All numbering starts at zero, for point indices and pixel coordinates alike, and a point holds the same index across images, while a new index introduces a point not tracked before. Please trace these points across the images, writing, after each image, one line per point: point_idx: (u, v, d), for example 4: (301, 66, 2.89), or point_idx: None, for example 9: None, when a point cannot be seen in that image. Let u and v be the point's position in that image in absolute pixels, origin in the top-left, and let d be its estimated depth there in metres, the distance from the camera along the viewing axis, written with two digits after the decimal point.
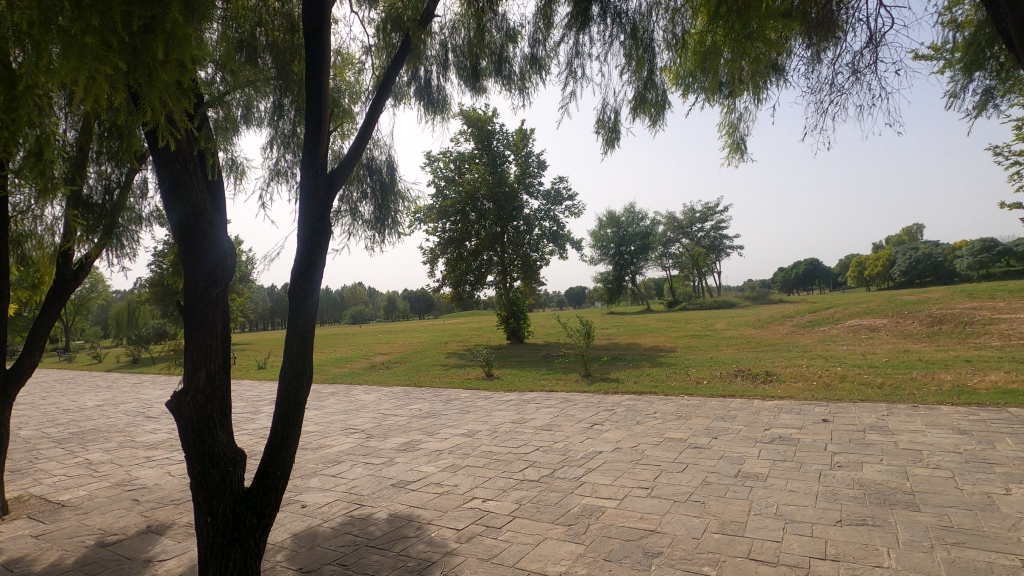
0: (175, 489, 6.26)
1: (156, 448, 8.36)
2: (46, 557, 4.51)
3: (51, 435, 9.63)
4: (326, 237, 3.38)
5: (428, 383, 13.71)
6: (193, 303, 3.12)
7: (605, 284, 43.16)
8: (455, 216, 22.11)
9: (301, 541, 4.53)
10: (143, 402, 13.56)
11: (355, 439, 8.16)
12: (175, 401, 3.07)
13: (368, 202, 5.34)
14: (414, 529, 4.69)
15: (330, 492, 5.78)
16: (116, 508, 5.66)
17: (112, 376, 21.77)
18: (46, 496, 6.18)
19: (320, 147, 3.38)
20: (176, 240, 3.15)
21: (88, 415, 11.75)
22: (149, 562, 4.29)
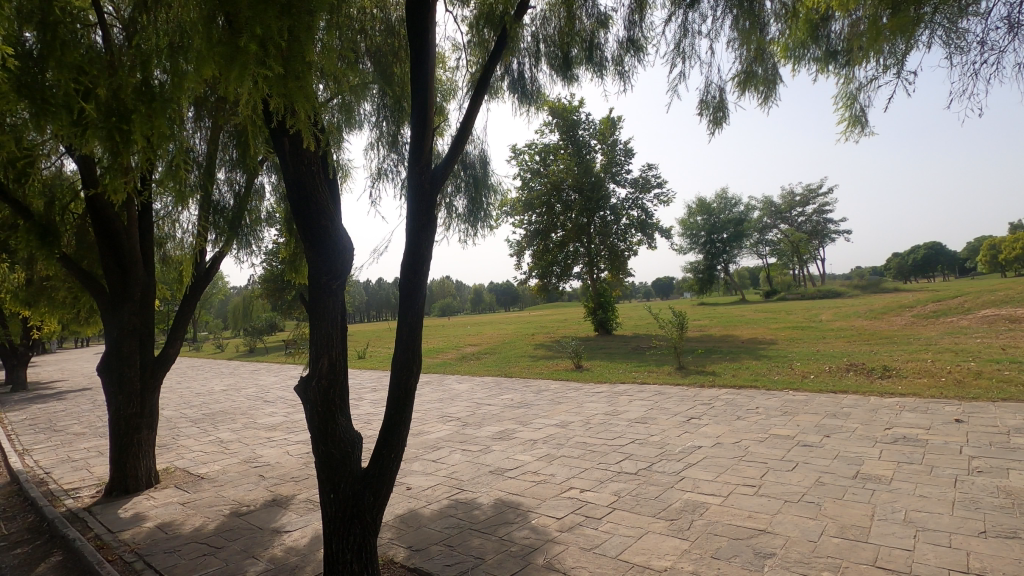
0: (294, 466, 6.82)
1: (275, 429, 9.14)
2: (192, 523, 5.09)
3: (189, 415, 10.82)
4: (433, 231, 3.50)
5: (518, 374, 13.89)
6: (317, 295, 3.36)
7: (696, 274, 41.43)
8: (540, 209, 22.17)
9: (409, 521, 4.78)
10: (261, 388, 14.87)
11: (452, 426, 8.45)
12: (302, 385, 3.33)
13: (462, 196, 5.46)
14: (515, 515, 4.79)
15: (432, 476, 6.05)
16: (246, 482, 6.26)
17: (234, 364, 24.10)
18: (188, 469, 6.96)
19: (428, 143, 3.51)
20: (303, 236, 3.39)
21: (217, 399, 13.08)
22: (277, 532, 4.71)
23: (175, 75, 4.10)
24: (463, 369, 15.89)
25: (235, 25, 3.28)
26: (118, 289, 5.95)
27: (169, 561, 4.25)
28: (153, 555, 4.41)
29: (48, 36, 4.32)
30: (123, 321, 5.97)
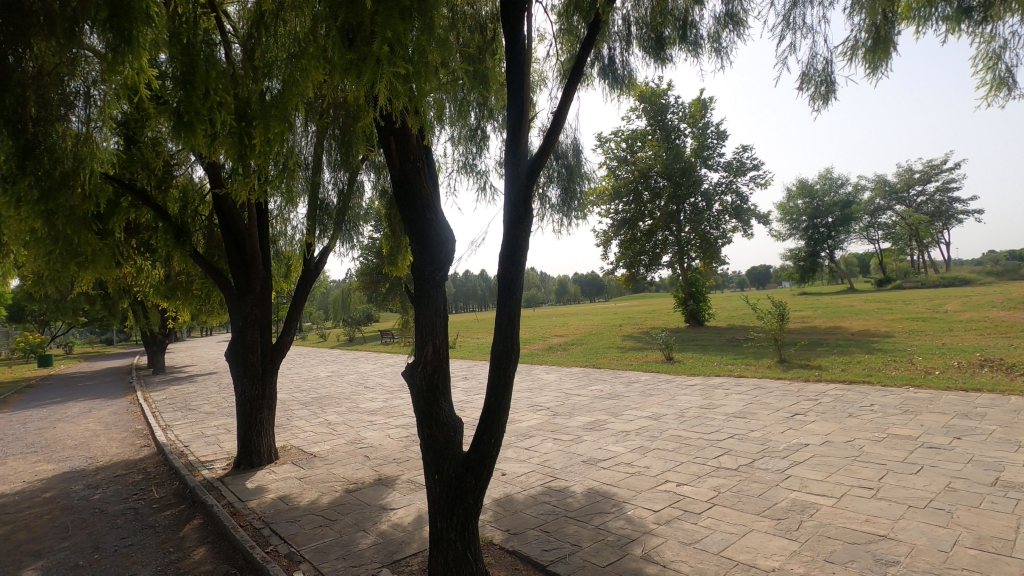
0: (395, 449, 7.22)
1: (376, 414, 9.69)
2: (308, 496, 5.55)
3: (299, 399, 11.75)
4: (530, 221, 3.53)
5: (607, 365, 13.75)
6: (422, 286, 3.53)
7: (797, 262, 38.74)
8: (627, 197, 21.67)
9: (505, 505, 4.91)
10: (362, 375, 15.82)
11: (542, 415, 8.53)
12: (409, 371, 3.51)
13: (554, 185, 5.46)
14: (610, 505, 4.77)
15: (525, 463, 6.16)
16: (353, 462, 6.72)
17: (337, 352, 25.81)
18: (302, 448, 7.57)
19: (524, 134, 3.55)
20: (409, 230, 3.57)
21: (323, 384, 14.09)
22: (383, 509, 5.03)
23: (292, 84, 4.45)
24: (551, 360, 15.97)
25: (351, 33, 3.51)
26: (242, 282, 6.57)
27: (291, 530, 4.66)
28: (277, 523, 4.86)
29: (185, 56, 4.85)
30: (246, 312, 6.60)
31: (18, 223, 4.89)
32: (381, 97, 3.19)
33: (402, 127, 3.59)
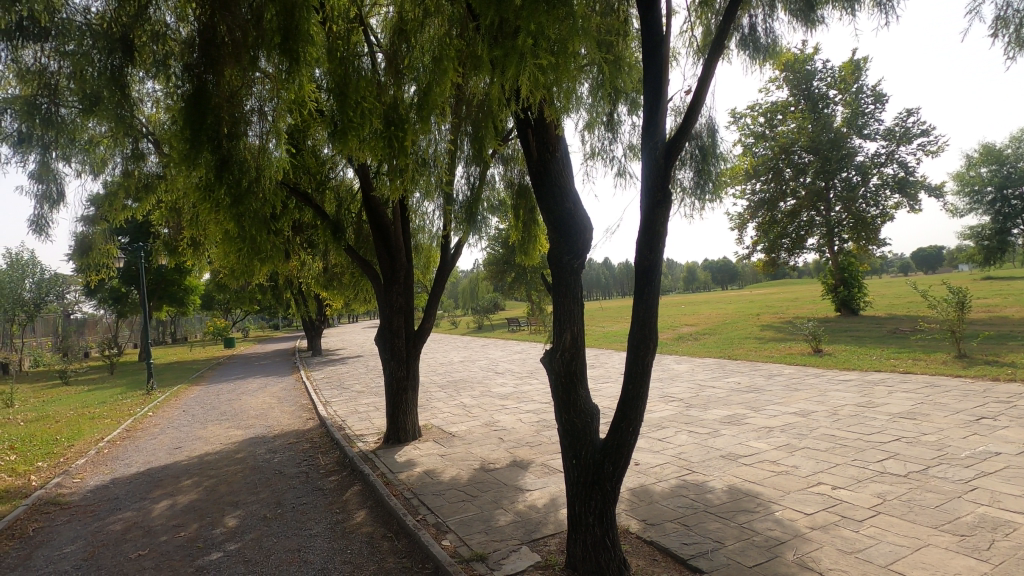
0: (527, 433, 7.45)
1: (507, 398, 10.06)
2: (450, 472, 5.94)
3: (437, 382, 12.55)
4: (668, 207, 3.41)
5: (744, 357, 12.92)
6: (560, 274, 3.58)
7: (980, 242, 33.10)
8: (766, 175, 19.94)
9: (641, 495, 4.86)
10: (492, 361, 16.48)
11: (675, 407, 8.27)
12: (548, 357, 3.59)
13: (687, 169, 5.24)
14: (754, 504, 4.51)
15: (660, 454, 6.03)
16: (488, 443, 7.05)
17: (468, 339, 27.13)
18: (441, 427, 8.11)
19: (662, 117, 3.43)
20: (548, 220, 3.61)
21: (457, 369, 14.92)
22: (520, 489, 5.24)
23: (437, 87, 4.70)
24: (682, 350, 15.38)
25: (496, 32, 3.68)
26: (389, 273, 7.15)
27: (437, 502, 5.04)
28: (425, 494, 5.27)
29: (339, 70, 5.36)
30: (392, 300, 7.19)
31: (214, 226, 5.74)
32: (523, 89, 3.31)
33: (539, 118, 3.65)
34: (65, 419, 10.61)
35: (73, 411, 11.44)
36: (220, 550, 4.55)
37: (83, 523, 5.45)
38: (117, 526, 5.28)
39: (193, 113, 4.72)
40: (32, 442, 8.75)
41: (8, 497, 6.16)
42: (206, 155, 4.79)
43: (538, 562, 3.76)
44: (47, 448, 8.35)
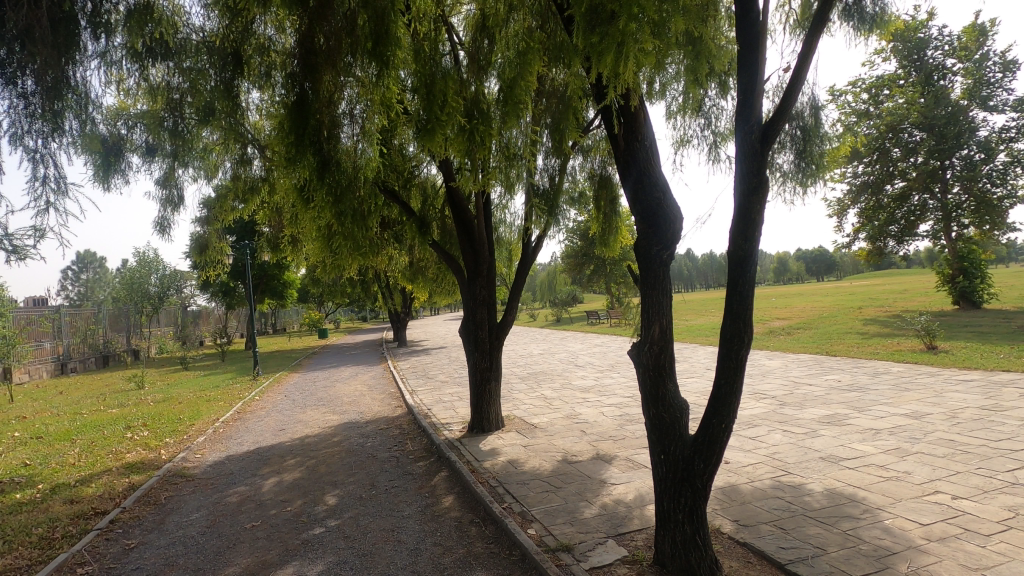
0: (610, 426, 7.38)
1: (588, 391, 10.01)
2: (533, 463, 6.01)
3: (517, 374, 12.72)
4: (766, 193, 3.22)
5: (843, 353, 12.03)
6: (648, 266, 3.49)
7: None
8: (869, 156, 18.31)
9: (733, 495, 4.67)
10: (572, 354, 16.44)
11: (767, 405, 7.86)
12: (635, 350, 3.53)
13: (786, 152, 4.97)
14: (859, 510, 4.21)
15: (751, 453, 5.77)
16: (570, 435, 7.06)
17: (546, 332, 27.20)
18: (523, 418, 8.21)
19: (756, 99, 3.25)
20: (635, 210, 3.53)
21: (537, 361, 15.03)
22: (604, 483, 5.21)
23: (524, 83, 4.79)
24: (773, 345, 14.57)
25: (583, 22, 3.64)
26: (473, 266, 7.34)
27: (522, 491, 5.12)
28: (510, 483, 5.37)
29: (423, 70, 5.53)
30: (476, 293, 7.37)
31: (313, 225, 6.17)
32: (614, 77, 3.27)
33: (627, 107, 3.59)
34: (187, 401, 11.80)
35: (192, 394, 12.70)
36: (322, 525, 4.89)
37: (205, 494, 6.04)
38: (234, 499, 5.82)
39: (296, 119, 5.06)
40: (160, 420, 9.81)
41: (143, 468, 6.95)
42: (308, 159, 5.16)
43: (625, 557, 3.72)
44: (173, 426, 9.33)
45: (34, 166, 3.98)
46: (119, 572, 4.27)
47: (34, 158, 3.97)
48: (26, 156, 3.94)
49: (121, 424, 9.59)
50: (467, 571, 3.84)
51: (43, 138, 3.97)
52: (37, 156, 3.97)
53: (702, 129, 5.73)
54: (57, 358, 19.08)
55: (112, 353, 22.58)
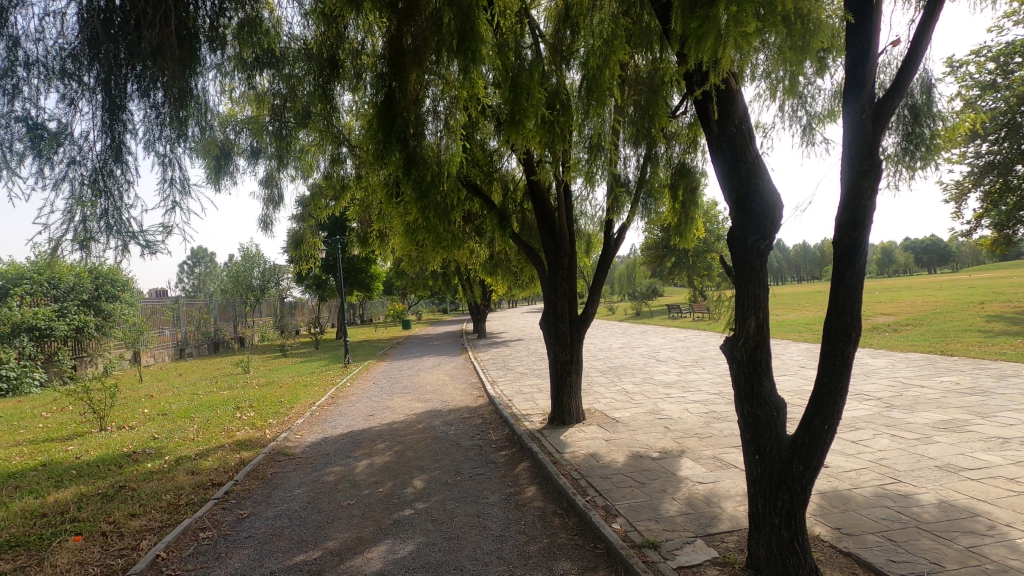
0: (695, 423, 7.14)
1: (671, 387, 9.72)
2: (615, 457, 5.93)
3: (597, 367, 12.59)
4: (878, 177, 2.96)
5: (962, 353, 10.85)
6: (743, 256, 3.32)
7: None
8: (996, 133, 16.11)
9: (833, 501, 4.38)
10: (652, 348, 16.02)
11: (871, 407, 7.26)
12: (729, 345, 3.39)
13: (892, 134, 4.57)
14: (983, 526, 3.81)
15: (854, 458, 5.37)
16: (653, 431, 6.90)
17: (626, 325, 26.71)
18: (604, 412, 8.12)
19: (869, 75, 3.00)
20: (731, 199, 3.38)
21: (616, 355, 14.78)
22: (690, 481, 5.05)
23: (612, 70, 4.73)
24: (877, 342, 13.42)
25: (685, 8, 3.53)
26: (553, 258, 7.34)
27: (605, 485, 5.08)
28: (592, 476, 5.35)
29: (506, 63, 5.54)
30: (557, 285, 7.35)
31: (398, 219, 6.44)
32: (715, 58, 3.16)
33: (722, 89, 3.43)
34: (287, 385, 12.72)
35: (292, 379, 13.70)
36: (411, 507, 5.11)
37: (305, 472, 6.51)
38: (330, 478, 6.22)
39: (385, 118, 5.28)
40: (264, 403, 10.67)
41: (251, 446, 7.59)
42: (395, 155, 5.38)
43: (715, 557, 3.60)
44: (275, 408, 10.10)
45: (163, 169, 4.40)
46: (234, 538, 4.71)
47: (163, 162, 4.39)
48: (157, 160, 4.37)
49: (231, 405, 10.52)
50: (552, 560, 3.87)
51: (168, 142, 4.33)
52: (165, 160, 4.39)
53: (796, 110, 5.38)
54: (177, 343, 21.24)
55: (222, 340, 24.79)
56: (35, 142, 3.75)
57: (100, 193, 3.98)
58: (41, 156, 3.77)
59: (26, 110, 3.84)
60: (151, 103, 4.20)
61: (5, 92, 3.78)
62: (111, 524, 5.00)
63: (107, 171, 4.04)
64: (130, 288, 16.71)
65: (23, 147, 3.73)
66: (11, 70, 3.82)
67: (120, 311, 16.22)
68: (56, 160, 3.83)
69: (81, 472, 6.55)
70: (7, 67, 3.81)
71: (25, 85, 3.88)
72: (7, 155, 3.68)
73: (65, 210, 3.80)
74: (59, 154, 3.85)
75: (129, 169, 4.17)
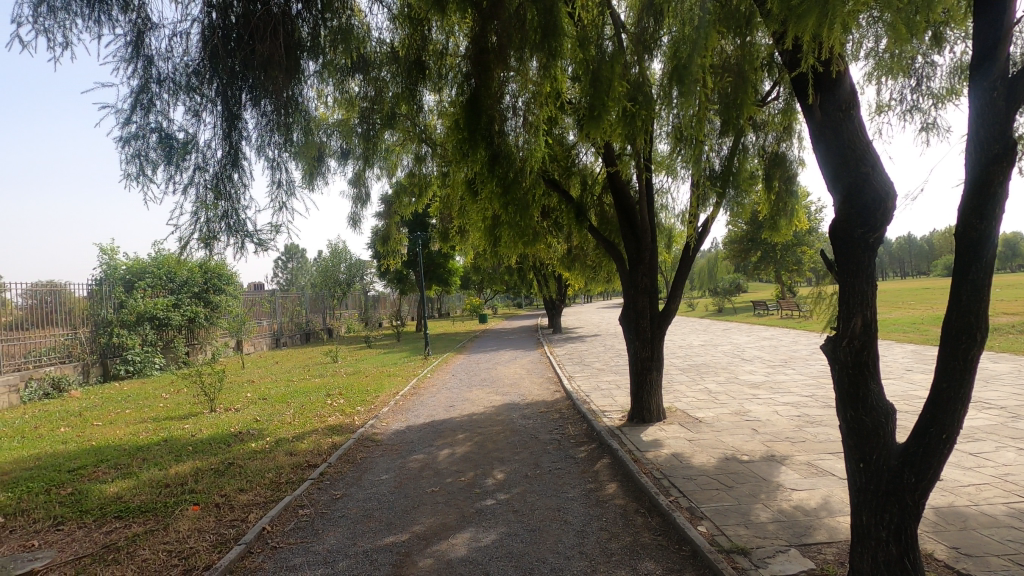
0: (787, 427, 6.77)
1: (759, 388, 9.27)
2: (700, 458, 5.75)
3: (677, 365, 12.24)
4: (1012, 161, 2.66)
5: None
6: (849, 250, 3.10)
7: None
8: None
9: (949, 518, 4.01)
10: (737, 346, 15.34)
11: (993, 416, 6.57)
12: (831, 345, 3.18)
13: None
14: None
15: (973, 472, 4.88)
16: (741, 433, 6.62)
17: (707, 322, 25.73)
18: (687, 411, 7.88)
19: (1002, 47, 2.71)
20: (836, 189, 3.17)
21: (698, 353, 14.29)
22: (783, 487, 4.80)
23: (704, 54, 4.54)
24: (999, 345, 12.08)
25: None
26: (634, 253, 7.20)
27: (690, 487, 4.94)
28: (675, 477, 5.21)
29: (587, 56, 5.50)
30: (637, 282, 7.22)
31: (480, 216, 6.59)
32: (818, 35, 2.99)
33: (826, 72, 3.25)
34: (372, 375, 13.36)
35: (377, 369, 14.36)
36: (493, 497, 5.22)
37: (391, 458, 6.82)
38: (415, 465, 6.48)
39: (470, 117, 5.41)
40: (352, 391, 11.28)
41: (342, 431, 8.05)
42: (480, 152, 5.49)
43: (812, 569, 3.42)
44: (362, 396, 10.65)
45: (273, 172, 4.75)
46: (330, 516, 5.03)
47: (272, 165, 4.73)
48: (267, 164, 4.72)
49: (323, 392, 11.19)
50: (635, 559, 3.83)
51: (276, 147, 4.65)
52: (274, 163, 4.73)
53: (909, 91, 4.93)
54: (273, 333, 22.87)
55: (313, 331, 26.42)
56: (168, 152, 4.18)
57: (221, 197, 4.38)
58: (172, 164, 4.19)
59: (159, 122, 4.27)
60: (262, 111, 4.52)
61: (142, 106, 4.23)
62: (223, 497, 5.49)
63: (226, 176, 4.41)
64: (234, 281, 18.17)
65: (157, 156, 4.17)
66: (147, 87, 4.29)
67: (225, 303, 17.69)
68: (185, 167, 4.24)
69: (196, 448, 7.23)
70: (143, 84, 4.27)
71: (158, 100, 4.33)
72: (144, 163, 4.12)
73: (191, 213, 4.21)
74: (188, 162, 4.26)
75: (245, 173, 4.54)
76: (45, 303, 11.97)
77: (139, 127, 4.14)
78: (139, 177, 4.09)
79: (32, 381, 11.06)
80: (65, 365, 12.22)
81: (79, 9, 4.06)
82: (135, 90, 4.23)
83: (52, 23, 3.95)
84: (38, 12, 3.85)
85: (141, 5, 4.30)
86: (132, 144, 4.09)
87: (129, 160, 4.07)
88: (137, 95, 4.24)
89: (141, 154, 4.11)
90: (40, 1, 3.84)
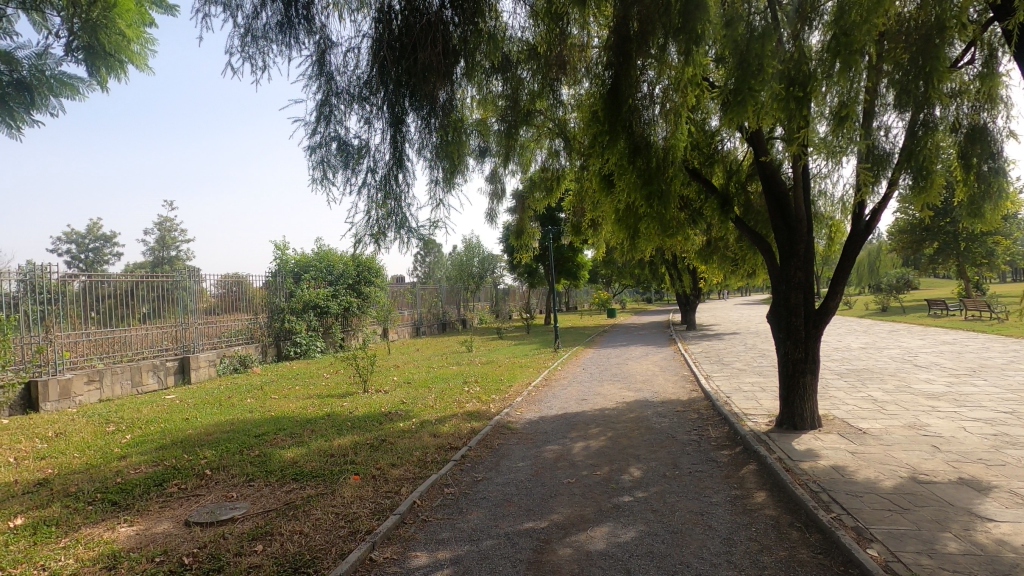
0: (979, 447, 5.81)
1: (939, 399, 8.06)
2: (867, 473, 5.16)
3: (834, 369, 11.06)
4: None
5: None
6: None
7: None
8: None
9: None
10: (908, 350, 13.47)
11: None
12: None
13: None
14: None
15: None
16: (918, 449, 5.81)
17: (867, 322, 22.97)
18: (847, 421, 7.10)
19: None
20: None
21: (858, 356, 12.79)
22: (975, 516, 4.14)
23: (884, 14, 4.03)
24: None
25: None
26: (786, 244, 6.63)
27: (854, 504, 4.45)
28: (837, 492, 4.73)
29: (736, 35, 5.11)
30: (790, 275, 6.63)
31: (615, 208, 6.50)
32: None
33: None
34: (505, 365, 13.82)
35: (508, 360, 14.84)
36: (630, 494, 5.15)
37: (527, 447, 7.02)
38: (551, 455, 6.59)
39: (609, 107, 5.39)
40: (487, 380, 11.75)
41: (480, 417, 8.45)
42: (619, 143, 5.44)
43: None
44: (497, 385, 11.07)
45: (432, 171, 5.10)
46: (471, 497, 5.31)
47: (432, 164, 5.07)
48: (427, 164, 5.08)
49: (461, 380, 11.83)
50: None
51: (433, 147, 5.00)
52: (433, 163, 5.07)
53: None
54: (414, 322, 24.66)
55: (449, 321, 28.01)
56: (345, 158, 4.68)
57: (389, 196, 4.80)
58: (349, 168, 4.68)
59: (337, 131, 4.79)
60: (423, 115, 4.85)
61: (324, 117, 4.79)
62: (379, 469, 6.05)
63: (393, 176, 4.82)
64: (382, 274, 19.79)
65: (337, 162, 4.68)
66: (327, 100, 4.85)
67: (375, 294, 19.41)
68: (360, 170, 4.72)
69: (354, 424, 8.03)
70: (325, 98, 4.84)
71: (336, 111, 4.87)
72: (327, 168, 4.65)
73: (365, 212, 4.70)
74: (362, 166, 4.74)
75: (408, 173, 4.92)
76: (233, 291, 14.04)
77: (322, 136, 4.68)
78: (323, 181, 4.62)
79: (225, 358, 13.05)
80: (249, 346, 14.25)
81: (275, 37, 4.69)
82: (320, 104, 4.81)
83: (256, 50, 4.62)
84: (245, 43, 4.56)
85: (322, 27, 4.85)
86: (317, 152, 4.64)
87: (316, 165, 4.61)
88: (320, 108, 4.81)
89: (324, 161, 4.64)
90: (247, 33, 4.55)
